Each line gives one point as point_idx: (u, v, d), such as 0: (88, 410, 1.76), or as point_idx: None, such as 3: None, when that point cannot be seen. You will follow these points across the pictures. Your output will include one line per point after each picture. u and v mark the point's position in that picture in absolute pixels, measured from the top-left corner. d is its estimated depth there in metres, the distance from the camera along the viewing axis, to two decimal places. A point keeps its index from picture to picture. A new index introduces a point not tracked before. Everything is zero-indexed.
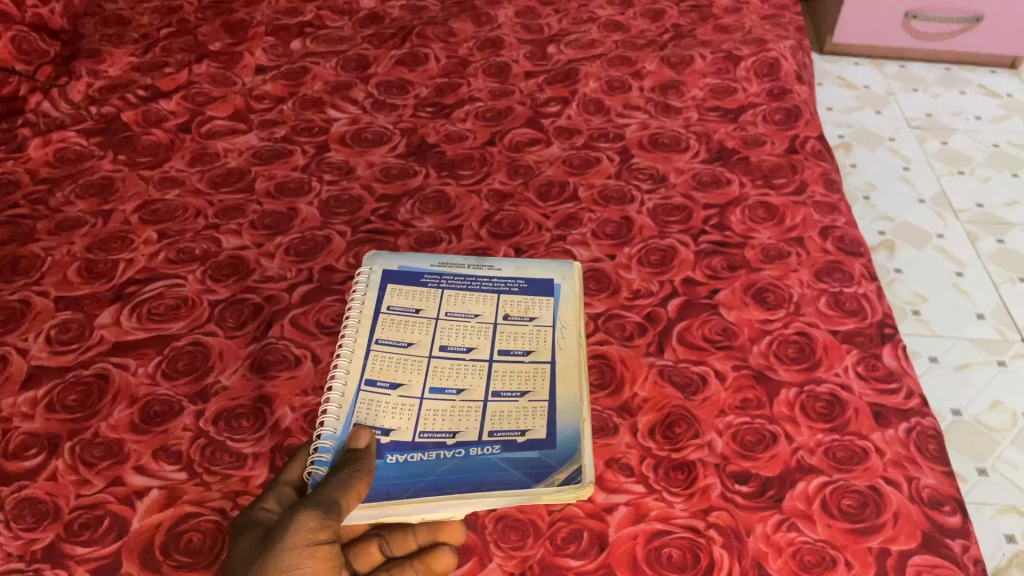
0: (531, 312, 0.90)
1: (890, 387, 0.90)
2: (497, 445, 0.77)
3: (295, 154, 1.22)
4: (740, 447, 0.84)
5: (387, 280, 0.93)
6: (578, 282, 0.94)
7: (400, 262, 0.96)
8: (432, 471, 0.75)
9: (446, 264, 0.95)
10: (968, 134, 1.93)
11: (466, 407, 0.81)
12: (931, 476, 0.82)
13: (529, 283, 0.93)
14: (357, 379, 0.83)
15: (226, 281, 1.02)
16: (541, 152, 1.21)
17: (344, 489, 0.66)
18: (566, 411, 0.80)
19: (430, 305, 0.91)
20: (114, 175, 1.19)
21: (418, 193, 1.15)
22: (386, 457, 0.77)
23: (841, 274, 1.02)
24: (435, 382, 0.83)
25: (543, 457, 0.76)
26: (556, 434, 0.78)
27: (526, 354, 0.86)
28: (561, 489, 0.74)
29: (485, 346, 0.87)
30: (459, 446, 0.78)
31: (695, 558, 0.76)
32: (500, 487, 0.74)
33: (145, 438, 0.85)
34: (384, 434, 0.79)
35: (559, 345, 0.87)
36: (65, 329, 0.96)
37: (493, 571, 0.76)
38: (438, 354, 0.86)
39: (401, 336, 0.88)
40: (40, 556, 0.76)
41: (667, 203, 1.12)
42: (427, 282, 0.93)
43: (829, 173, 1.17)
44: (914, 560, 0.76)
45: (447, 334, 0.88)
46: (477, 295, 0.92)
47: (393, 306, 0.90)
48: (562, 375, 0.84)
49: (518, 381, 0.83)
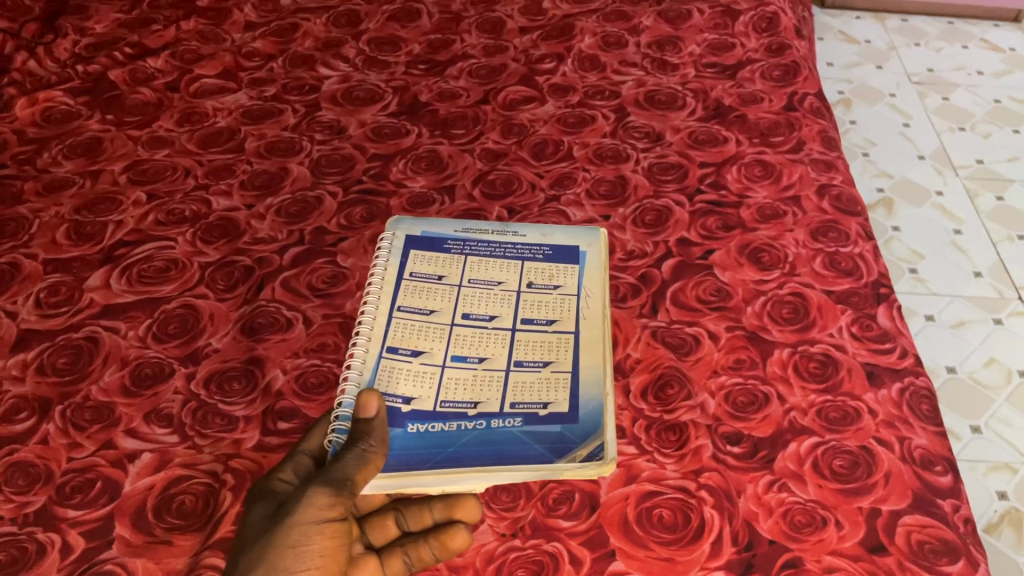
0: (555, 280, 0.87)
1: (884, 347, 0.89)
2: (519, 418, 0.75)
3: (285, 114, 1.20)
4: (732, 408, 0.84)
5: (410, 245, 0.91)
6: (605, 250, 0.91)
7: (423, 227, 0.93)
8: (453, 442, 0.73)
9: (470, 231, 0.93)
10: (970, 89, 1.90)
11: (487, 376, 0.79)
12: (923, 436, 0.82)
13: (553, 251, 0.91)
14: (379, 345, 0.81)
15: (216, 243, 1.01)
16: (535, 111, 1.19)
17: (358, 461, 0.65)
18: (590, 384, 0.77)
19: (453, 272, 0.88)
20: (102, 135, 1.17)
21: (410, 152, 1.13)
22: (406, 427, 0.74)
23: (838, 234, 1.01)
24: (457, 350, 0.81)
25: (565, 432, 0.74)
26: (580, 408, 0.76)
27: (549, 323, 0.83)
28: (582, 466, 0.71)
29: (508, 315, 0.84)
30: (480, 417, 0.75)
31: (686, 519, 0.76)
32: (522, 461, 0.71)
33: (136, 401, 0.85)
34: (405, 403, 0.77)
35: (583, 314, 0.84)
36: (54, 292, 0.96)
37: (485, 532, 0.76)
38: (460, 321, 0.84)
39: (423, 303, 0.85)
40: (32, 519, 0.76)
41: (662, 162, 1.11)
42: (450, 249, 0.91)
43: (827, 130, 1.15)
44: (904, 520, 0.76)
45: (470, 302, 0.86)
46: (501, 262, 0.90)
47: (416, 273, 0.88)
48: (586, 346, 0.81)
49: (541, 351, 0.81)
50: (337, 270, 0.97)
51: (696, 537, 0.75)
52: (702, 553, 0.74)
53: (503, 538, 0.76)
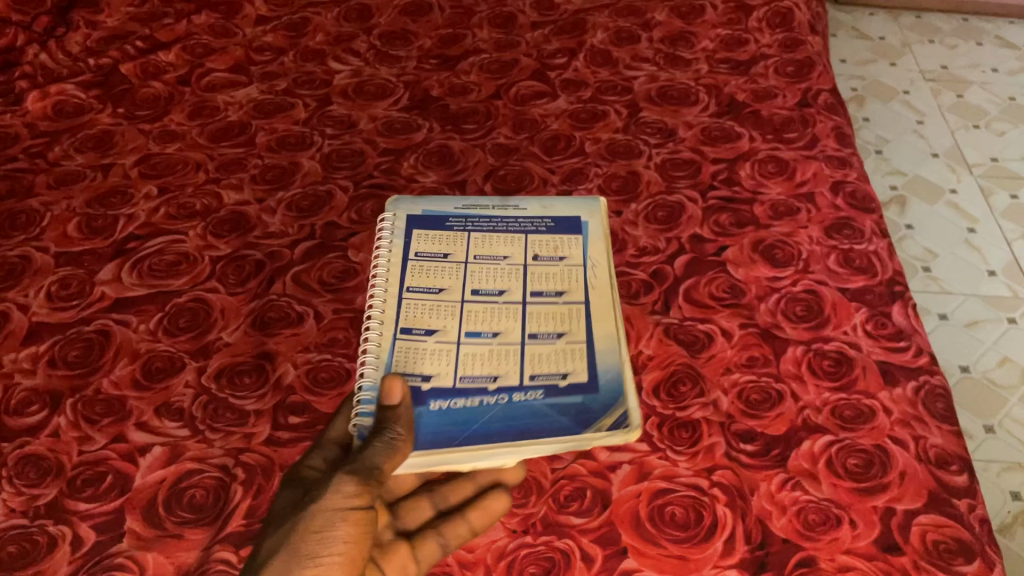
0: (561, 251, 0.87)
1: (899, 345, 0.89)
2: (539, 391, 0.75)
3: (297, 108, 1.20)
4: (746, 405, 0.83)
5: (412, 225, 0.89)
6: (606, 220, 0.90)
7: (424, 206, 0.91)
8: (478, 418, 0.72)
9: (471, 208, 0.91)
10: (984, 86, 1.88)
11: (504, 351, 0.78)
12: (939, 435, 0.81)
13: (555, 222, 0.90)
14: (391, 326, 0.79)
15: (227, 236, 1.01)
16: (546, 106, 1.19)
17: (382, 447, 0.65)
18: (606, 353, 0.77)
19: (458, 248, 0.87)
20: (114, 128, 1.17)
21: (421, 147, 1.13)
22: (429, 405, 0.74)
23: (852, 231, 1.00)
24: (471, 327, 0.80)
25: (587, 402, 0.73)
26: (599, 377, 0.75)
27: (557, 296, 0.83)
28: (608, 434, 0.71)
29: (516, 289, 0.83)
30: (501, 392, 0.75)
31: (699, 517, 0.75)
32: (551, 433, 0.71)
33: (147, 394, 0.85)
34: (424, 381, 0.76)
35: (591, 283, 0.84)
36: (65, 285, 0.96)
37: (496, 529, 0.75)
38: (472, 299, 0.82)
39: (431, 282, 0.84)
40: (43, 512, 0.76)
41: (675, 158, 1.10)
42: (452, 225, 0.89)
43: (841, 127, 1.14)
44: (919, 519, 0.75)
45: (480, 277, 0.84)
46: (505, 236, 0.88)
47: (420, 252, 0.87)
48: (597, 318, 0.81)
49: (553, 323, 0.80)
50: (348, 265, 0.97)
51: (708, 534, 0.74)
52: (714, 552, 0.73)
53: (514, 534, 0.75)
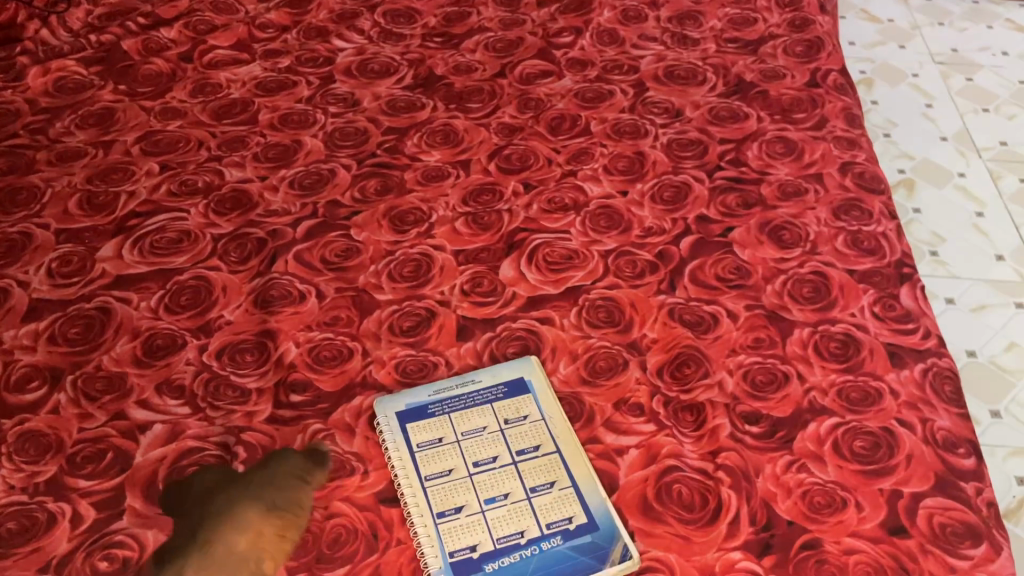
0: (523, 412, 0.82)
1: (906, 328, 0.88)
2: (557, 538, 0.73)
3: (299, 86, 1.19)
4: (751, 387, 0.83)
5: (407, 427, 0.80)
6: (548, 376, 0.84)
7: (407, 401, 0.81)
8: (524, 571, 0.71)
9: (445, 388, 0.83)
10: (993, 70, 1.86)
11: (516, 510, 0.75)
12: (946, 418, 0.81)
13: (508, 389, 0.83)
14: (423, 515, 0.74)
15: (229, 214, 1.00)
16: (552, 85, 1.17)
17: (304, 498, 0.75)
18: (595, 491, 0.76)
19: (449, 432, 0.80)
20: (115, 105, 1.16)
21: (425, 126, 1.11)
22: (483, 568, 0.71)
23: (860, 212, 0.99)
24: (485, 492, 0.76)
25: (596, 540, 0.72)
26: (596, 514, 0.74)
27: (539, 447, 0.79)
28: (619, 567, 0.71)
29: (502, 445, 0.79)
30: (530, 542, 0.73)
31: (704, 499, 0.75)
32: (579, 573, 0.71)
33: (148, 371, 0.84)
34: (470, 550, 0.72)
35: (561, 442, 0.79)
36: (66, 262, 0.95)
37: (500, 510, 0.75)
38: (479, 469, 0.78)
39: (439, 464, 0.78)
40: (42, 488, 0.76)
41: (681, 138, 1.09)
42: (437, 415, 0.81)
43: (850, 107, 1.13)
44: (925, 502, 0.74)
45: (476, 446, 0.79)
46: (478, 420, 0.81)
47: (420, 440, 0.79)
48: (579, 460, 0.78)
49: (544, 478, 0.77)
50: (351, 244, 0.96)
51: (713, 517, 0.74)
52: (719, 534, 0.73)
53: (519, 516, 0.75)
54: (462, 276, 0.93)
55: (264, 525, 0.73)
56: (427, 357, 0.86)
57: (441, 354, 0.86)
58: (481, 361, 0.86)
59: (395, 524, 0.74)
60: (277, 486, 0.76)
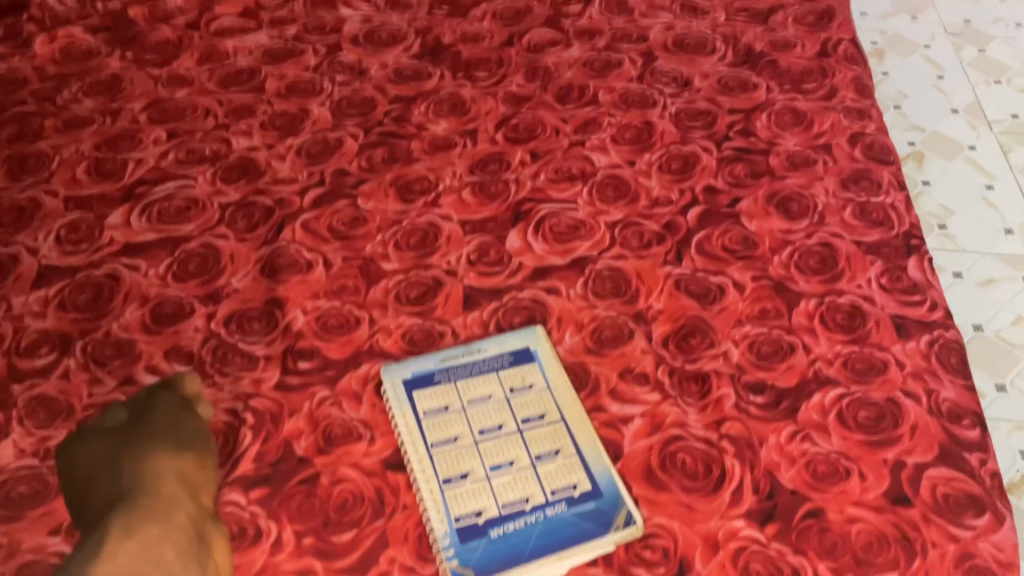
0: (528, 381, 0.82)
1: (913, 299, 0.88)
2: (562, 504, 0.74)
3: (306, 54, 1.18)
4: (757, 357, 0.83)
5: (414, 395, 0.80)
6: (553, 344, 0.85)
7: (414, 371, 0.82)
8: (529, 537, 0.72)
9: (451, 357, 0.84)
10: (1007, 41, 1.81)
11: (521, 477, 0.76)
12: (952, 389, 0.81)
13: (513, 358, 0.84)
14: (429, 481, 0.75)
15: (236, 182, 1.00)
16: (560, 54, 1.17)
17: (202, 430, 0.76)
18: (599, 458, 0.76)
19: (455, 402, 0.81)
20: (122, 72, 1.16)
21: (433, 95, 1.11)
22: (489, 533, 0.72)
23: (869, 183, 0.98)
24: (490, 459, 0.77)
25: (600, 506, 0.73)
26: (601, 480, 0.75)
27: (544, 415, 0.80)
28: (624, 531, 0.72)
29: (508, 413, 0.80)
30: (536, 509, 0.73)
31: (708, 468, 0.75)
32: (582, 539, 0.71)
33: (157, 338, 0.85)
34: (476, 515, 0.73)
35: (567, 410, 0.80)
36: (74, 229, 0.95)
37: (505, 478, 0.75)
38: (485, 436, 0.78)
39: (445, 432, 0.79)
40: (53, 452, 0.77)
41: (690, 108, 1.08)
42: (443, 385, 0.82)
43: (861, 77, 1.12)
44: (929, 472, 0.75)
45: (481, 415, 0.80)
46: (482, 389, 0.82)
47: (426, 407, 0.80)
48: (583, 427, 0.78)
49: (551, 445, 0.78)
50: (357, 213, 0.96)
51: (716, 486, 0.74)
52: (723, 502, 0.73)
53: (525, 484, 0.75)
54: (469, 245, 0.93)
55: (183, 462, 0.72)
56: (433, 326, 0.86)
57: (448, 323, 0.87)
58: (487, 331, 0.86)
59: (401, 490, 0.74)
60: (173, 426, 0.75)
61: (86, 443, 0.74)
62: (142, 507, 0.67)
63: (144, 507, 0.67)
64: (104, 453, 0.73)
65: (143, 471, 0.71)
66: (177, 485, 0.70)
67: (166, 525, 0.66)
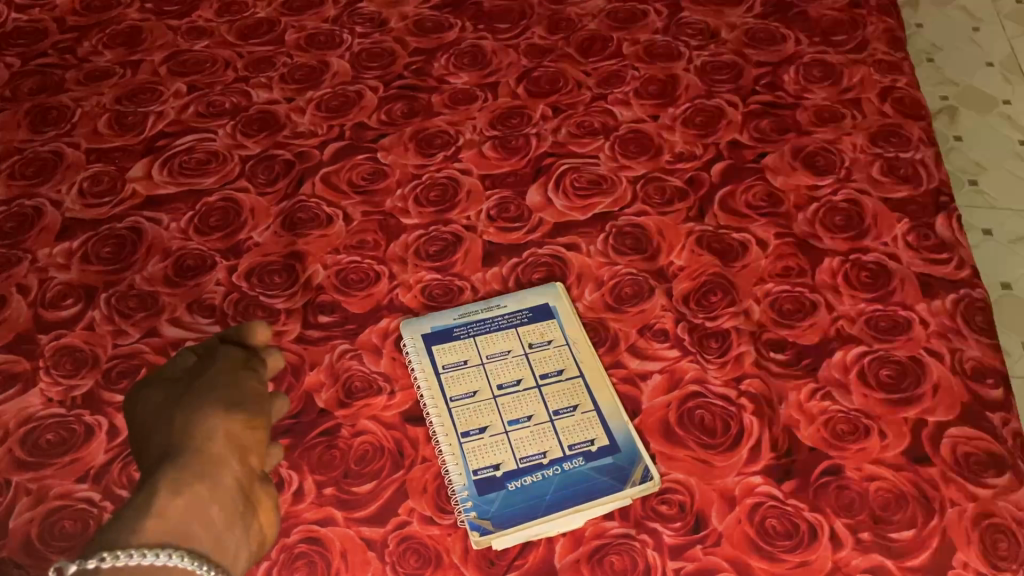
0: (548, 337, 0.82)
1: (940, 258, 0.86)
2: (579, 458, 0.74)
3: (326, 5, 1.16)
4: (778, 315, 0.82)
5: (433, 349, 0.81)
6: (573, 300, 0.84)
7: (434, 325, 0.83)
8: (547, 490, 0.72)
9: (471, 312, 0.84)
10: None
11: (540, 432, 0.76)
12: (977, 348, 0.80)
13: (532, 314, 0.84)
14: (448, 435, 0.75)
15: (257, 136, 1.00)
16: (584, 5, 1.14)
17: (258, 390, 0.72)
18: (617, 414, 0.76)
19: (474, 356, 0.81)
20: (143, 24, 1.15)
21: (453, 47, 1.09)
22: (506, 486, 0.73)
23: (898, 138, 0.96)
24: (509, 414, 0.77)
25: (618, 462, 0.74)
26: (619, 437, 0.75)
27: (563, 370, 0.80)
28: (640, 488, 0.72)
29: (527, 368, 0.80)
30: (553, 463, 0.74)
31: (726, 426, 0.75)
32: (599, 494, 0.72)
33: (179, 291, 0.86)
34: (494, 468, 0.74)
35: (585, 366, 0.80)
36: (97, 181, 0.96)
37: (523, 432, 0.76)
38: (504, 391, 0.79)
39: (463, 386, 0.79)
40: (80, 402, 0.78)
41: (716, 61, 1.06)
42: (462, 339, 0.82)
43: (894, 29, 1.09)
44: (950, 431, 0.74)
45: (500, 369, 0.80)
46: (501, 343, 0.82)
47: (445, 361, 0.80)
48: (602, 384, 0.78)
49: (569, 400, 0.78)
50: (377, 167, 0.96)
51: (734, 443, 0.74)
52: (740, 459, 0.73)
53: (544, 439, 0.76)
54: (489, 201, 0.92)
55: (233, 422, 0.67)
56: (453, 282, 0.86)
57: (467, 279, 0.86)
58: (507, 287, 0.86)
59: (420, 443, 0.75)
60: (227, 383, 0.71)
61: (147, 392, 0.72)
62: (192, 461, 0.62)
63: (193, 464, 0.62)
64: (161, 406, 0.70)
65: (194, 427, 0.65)
66: (227, 445, 0.65)
67: (214, 485, 0.61)
